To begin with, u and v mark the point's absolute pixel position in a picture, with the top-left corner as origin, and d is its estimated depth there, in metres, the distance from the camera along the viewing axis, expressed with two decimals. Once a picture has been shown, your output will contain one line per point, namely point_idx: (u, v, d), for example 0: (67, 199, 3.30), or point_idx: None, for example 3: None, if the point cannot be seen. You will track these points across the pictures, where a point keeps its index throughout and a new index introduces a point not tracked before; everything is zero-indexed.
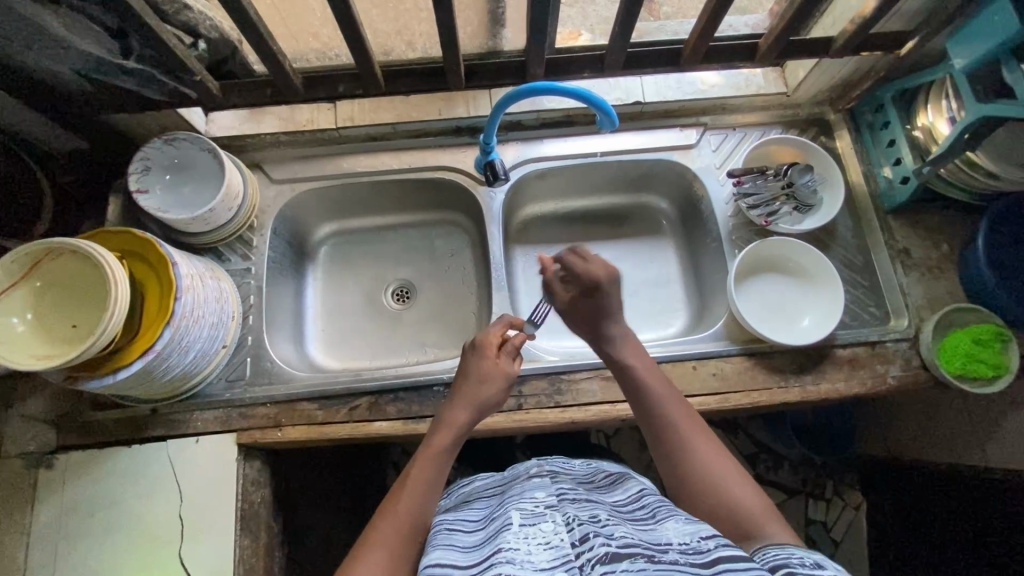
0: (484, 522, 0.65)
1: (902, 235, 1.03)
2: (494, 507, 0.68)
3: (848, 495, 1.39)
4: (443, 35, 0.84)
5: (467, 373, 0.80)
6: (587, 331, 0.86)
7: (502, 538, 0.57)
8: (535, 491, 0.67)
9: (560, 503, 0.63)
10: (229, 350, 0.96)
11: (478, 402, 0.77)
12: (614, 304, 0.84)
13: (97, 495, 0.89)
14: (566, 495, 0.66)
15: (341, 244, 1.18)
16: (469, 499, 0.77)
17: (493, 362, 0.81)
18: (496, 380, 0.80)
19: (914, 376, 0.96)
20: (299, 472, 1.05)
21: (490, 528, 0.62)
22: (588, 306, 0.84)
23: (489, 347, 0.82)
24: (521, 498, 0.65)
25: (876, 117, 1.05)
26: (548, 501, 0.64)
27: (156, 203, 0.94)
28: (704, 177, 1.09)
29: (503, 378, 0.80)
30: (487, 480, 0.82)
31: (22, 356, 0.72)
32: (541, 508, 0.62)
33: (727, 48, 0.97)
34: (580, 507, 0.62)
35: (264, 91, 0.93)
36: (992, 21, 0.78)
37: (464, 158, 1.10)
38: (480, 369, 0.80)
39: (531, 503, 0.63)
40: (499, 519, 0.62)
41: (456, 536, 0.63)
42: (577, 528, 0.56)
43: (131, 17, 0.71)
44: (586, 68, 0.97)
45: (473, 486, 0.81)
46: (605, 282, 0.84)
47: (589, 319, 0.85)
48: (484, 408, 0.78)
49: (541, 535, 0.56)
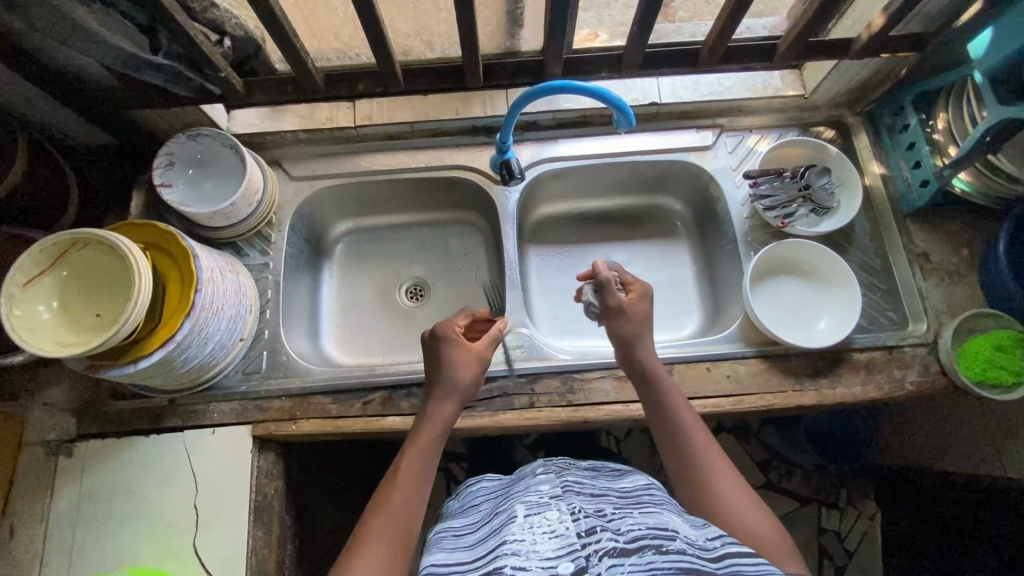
0: (489, 518, 0.65)
1: (921, 237, 1.02)
2: (500, 502, 0.69)
3: (861, 504, 1.37)
4: (463, 33, 0.85)
5: (440, 364, 0.80)
6: (618, 332, 0.84)
7: (507, 530, 0.57)
8: (540, 484, 0.67)
9: (566, 494, 0.63)
10: (246, 343, 0.97)
11: (456, 389, 0.78)
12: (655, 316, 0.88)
13: (115, 483, 0.90)
14: (571, 488, 0.66)
15: (356, 241, 1.20)
16: (476, 503, 0.76)
17: (461, 348, 0.80)
18: (472, 366, 0.80)
19: (933, 382, 0.95)
20: (312, 467, 1.07)
21: (495, 522, 0.62)
22: (640, 309, 0.86)
23: (452, 336, 0.81)
24: (526, 491, 0.65)
25: (895, 120, 1.04)
26: (553, 493, 0.64)
27: (178, 197, 0.96)
28: (721, 178, 1.08)
29: (478, 362, 0.80)
30: (494, 482, 0.81)
31: (49, 343, 0.74)
32: (546, 499, 0.62)
33: (745, 49, 0.97)
34: (586, 499, 0.63)
35: (286, 88, 0.95)
36: (1017, 22, 0.77)
37: (480, 156, 1.11)
38: (451, 359, 0.79)
39: (536, 494, 0.63)
40: (504, 513, 0.62)
41: (461, 538, 0.63)
42: (582, 519, 0.56)
43: (160, 14, 0.72)
44: (604, 68, 0.98)
45: (480, 486, 0.82)
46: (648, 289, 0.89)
47: (631, 324, 0.84)
48: (464, 395, 0.78)
49: (546, 524, 0.56)
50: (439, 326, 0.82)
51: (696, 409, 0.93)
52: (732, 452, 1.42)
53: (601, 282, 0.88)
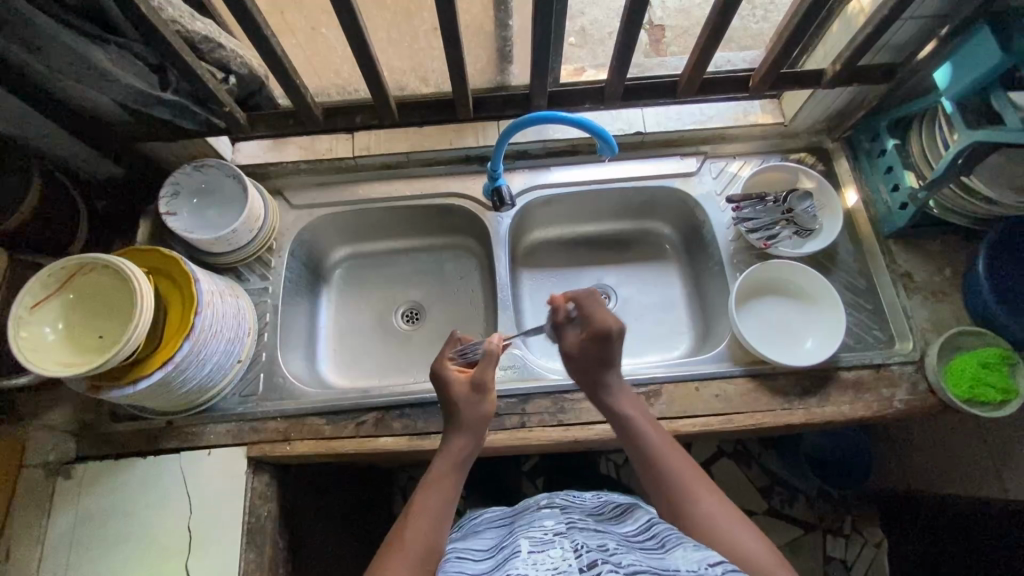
0: (494, 551, 0.68)
1: (904, 258, 1.04)
2: (504, 536, 0.72)
3: (867, 531, 1.35)
4: (452, 68, 0.90)
5: (445, 402, 0.81)
6: (582, 377, 0.85)
7: (511, 564, 0.61)
8: (545, 519, 0.71)
9: (569, 531, 0.67)
10: (244, 365, 1.00)
11: (466, 423, 0.78)
12: (619, 351, 0.83)
13: (112, 504, 0.92)
14: (575, 525, 0.70)
15: (355, 266, 1.23)
16: (478, 531, 0.78)
17: (461, 378, 0.81)
18: (473, 399, 0.79)
19: (922, 400, 0.95)
20: (308, 491, 1.07)
21: (499, 555, 0.66)
22: (596, 352, 0.83)
23: (448, 372, 0.82)
24: (531, 526, 0.69)
25: (872, 145, 1.08)
26: (557, 529, 0.67)
27: (182, 224, 1.00)
28: (706, 203, 1.12)
29: (476, 395, 0.79)
30: (497, 511, 0.83)
31: (50, 363, 0.77)
32: (550, 535, 0.65)
33: (721, 80, 1.02)
34: (589, 535, 0.66)
35: (288, 121, 1.00)
36: (975, 51, 0.83)
37: (474, 184, 1.15)
38: (455, 391, 0.80)
39: (541, 530, 0.67)
40: (509, 547, 0.66)
41: (465, 564, 0.67)
42: (585, 555, 0.59)
43: (169, 53, 0.78)
44: (588, 99, 1.03)
45: (484, 516, 0.83)
46: (616, 331, 0.82)
47: (590, 369, 0.84)
48: (474, 424, 0.78)
49: (550, 562, 0.60)
50: (435, 364, 0.83)
51: (686, 428, 0.94)
52: (732, 477, 1.41)
53: (557, 324, 0.88)
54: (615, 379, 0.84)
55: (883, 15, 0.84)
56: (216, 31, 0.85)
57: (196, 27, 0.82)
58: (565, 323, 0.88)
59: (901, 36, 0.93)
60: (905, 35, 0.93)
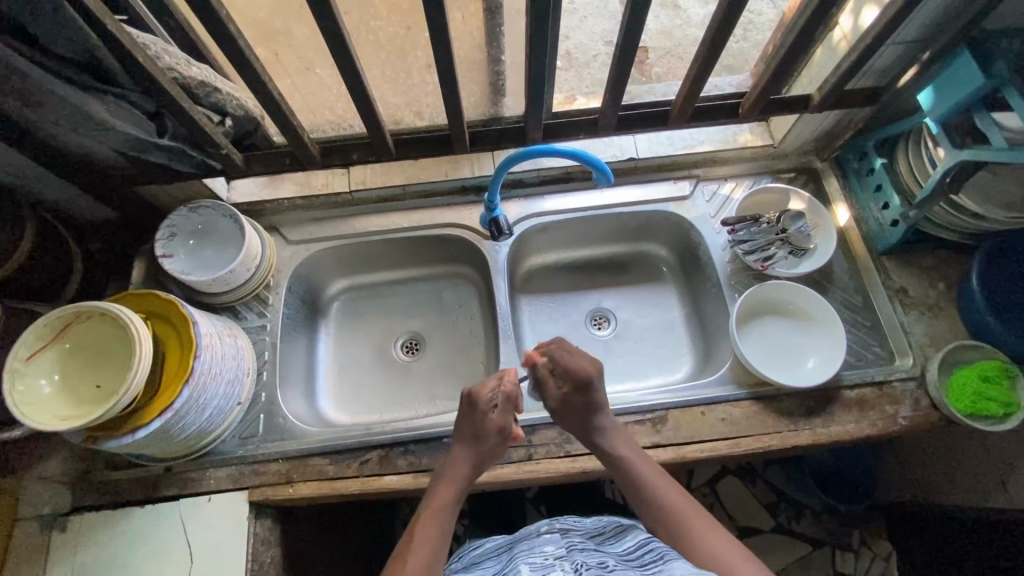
0: None
1: (898, 274, 1.06)
2: (505, 562, 0.73)
3: (876, 545, 1.33)
4: (448, 104, 0.91)
5: (466, 431, 0.83)
6: (573, 426, 0.86)
7: None
8: (544, 544, 0.72)
9: (569, 554, 0.70)
10: (243, 407, 0.98)
11: (481, 460, 0.82)
12: (601, 396, 0.84)
13: (109, 557, 0.89)
14: (575, 547, 0.72)
15: (353, 299, 1.22)
16: (478, 561, 0.78)
17: (489, 415, 0.83)
18: (490, 439, 0.82)
19: (925, 416, 0.96)
20: (307, 532, 1.04)
21: None
22: (580, 399, 0.84)
23: (485, 398, 0.84)
24: (531, 552, 0.71)
25: (861, 164, 1.10)
26: (557, 553, 0.70)
27: (179, 265, 0.99)
28: (701, 225, 1.13)
29: (498, 435, 0.82)
30: (496, 540, 0.82)
31: (48, 417, 0.75)
32: (550, 560, 0.68)
33: (711, 108, 1.04)
34: (589, 556, 0.70)
35: (283, 160, 1.00)
36: (957, 74, 0.85)
37: (470, 214, 1.15)
38: (483, 421, 0.83)
39: (540, 556, 0.69)
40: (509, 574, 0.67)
41: None
42: None
43: (166, 101, 0.78)
44: (582, 130, 1.04)
45: (483, 547, 0.82)
46: (594, 374, 0.84)
47: (579, 417, 0.85)
48: (485, 459, 0.83)
49: None
50: (474, 390, 0.85)
51: (694, 454, 0.94)
52: (738, 495, 1.40)
53: (538, 377, 0.89)
54: (606, 422, 0.84)
55: (865, 44, 0.87)
56: (211, 75, 0.85)
57: (192, 73, 0.82)
58: (546, 375, 0.89)
59: (884, 61, 0.95)
60: (886, 61, 0.95)
